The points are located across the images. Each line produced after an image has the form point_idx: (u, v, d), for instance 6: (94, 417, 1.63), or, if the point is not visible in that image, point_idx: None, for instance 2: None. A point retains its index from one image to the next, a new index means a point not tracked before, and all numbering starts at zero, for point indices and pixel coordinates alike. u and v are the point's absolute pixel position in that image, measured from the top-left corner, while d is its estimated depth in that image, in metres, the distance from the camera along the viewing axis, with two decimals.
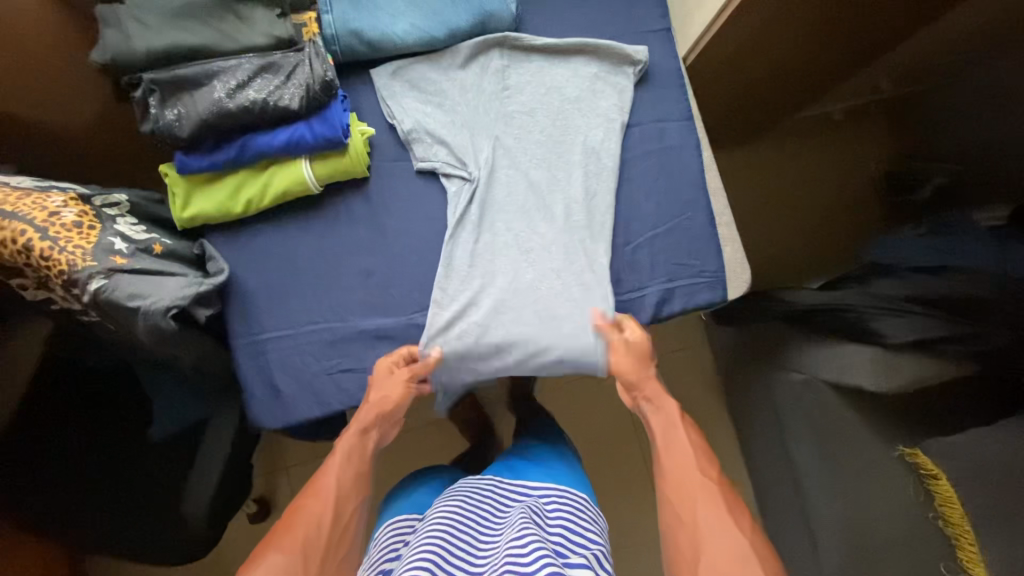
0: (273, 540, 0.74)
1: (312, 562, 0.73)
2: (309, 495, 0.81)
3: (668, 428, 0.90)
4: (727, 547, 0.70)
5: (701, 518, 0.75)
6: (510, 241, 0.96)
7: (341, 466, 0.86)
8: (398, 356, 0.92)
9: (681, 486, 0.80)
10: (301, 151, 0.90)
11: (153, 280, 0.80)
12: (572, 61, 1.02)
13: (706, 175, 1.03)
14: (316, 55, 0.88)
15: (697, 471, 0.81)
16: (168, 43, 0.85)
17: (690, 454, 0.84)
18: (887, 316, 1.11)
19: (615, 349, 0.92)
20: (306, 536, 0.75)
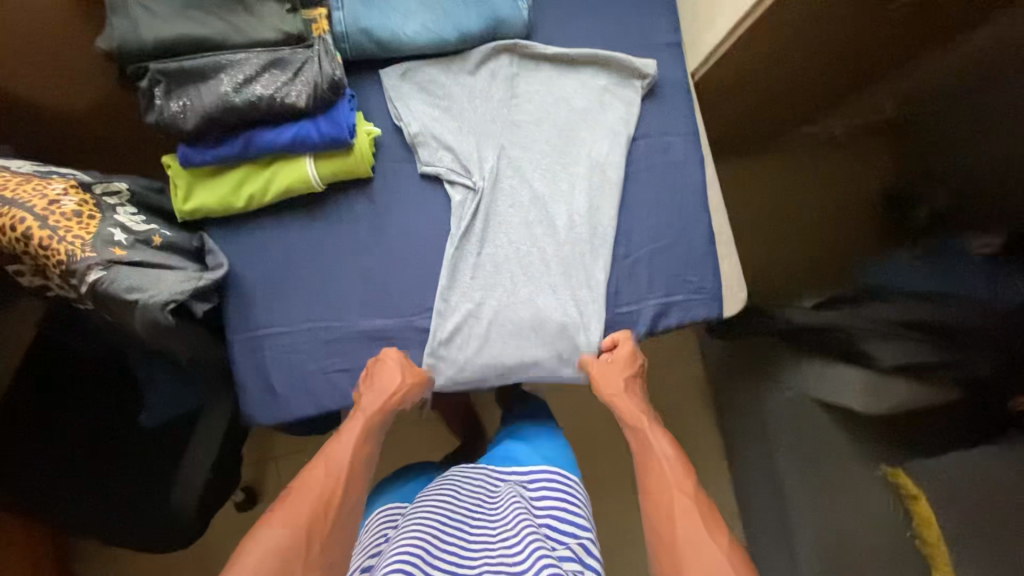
0: (276, 514, 0.75)
1: (313, 540, 0.73)
2: (318, 471, 0.82)
3: (646, 445, 0.91)
4: (705, 564, 0.70)
5: (682, 538, 0.74)
6: (511, 254, 0.98)
7: (354, 445, 0.87)
8: (393, 354, 0.93)
9: (661, 505, 0.80)
10: (305, 149, 0.90)
11: (152, 274, 0.80)
12: (581, 71, 1.02)
13: (708, 192, 1.04)
14: (326, 54, 0.88)
15: (673, 486, 0.82)
16: (175, 33, 0.83)
17: (669, 469, 0.85)
18: (877, 339, 1.11)
19: (604, 367, 0.96)
20: (309, 513, 0.76)
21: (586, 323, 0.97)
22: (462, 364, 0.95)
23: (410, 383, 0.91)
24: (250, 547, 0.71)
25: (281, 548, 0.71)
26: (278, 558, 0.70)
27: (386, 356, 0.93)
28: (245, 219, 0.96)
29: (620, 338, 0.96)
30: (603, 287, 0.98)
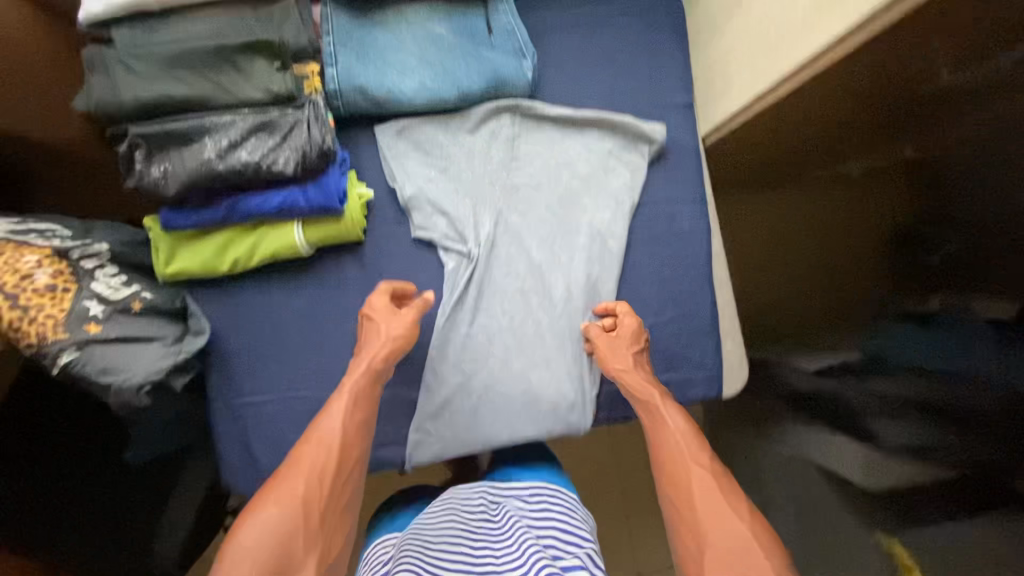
0: (269, 492, 0.69)
1: (312, 518, 0.67)
2: (310, 442, 0.74)
3: (653, 417, 0.83)
4: (732, 538, 0.65)
5: (702, 512, 0.69)
6: (505, 325, 0.95)
7: (347, 410, 0.78)
8: (381, 293, 0.88)
9: (675, 481, 0.73)
10: (294, 215, 0.86)
11: (128, 350, 0.77)
12: (586, 134, 0.97)
13: (713, 265, 1.00)
14: (316, 118, 0.83)
15: (687, 458, 0.75)
16: (157, 95, 0.79)
17: (680, 442, 0.77)
18: (886, 420, 1.00)
19: (601, 339, 0.91)
20: (305, 488, 0.69)
21: (579, 402, 0.94)
22: (448, 441, 0.92)
23: (400, 335, 0.86)
24: (244, 531, 0.64)
25: (278, 530, 0.65)
26: (277, 541, 0.64)
27: (376, 298, 0.88)
28: (231, 280, 0.92)
29: (621, 310, 0.93)
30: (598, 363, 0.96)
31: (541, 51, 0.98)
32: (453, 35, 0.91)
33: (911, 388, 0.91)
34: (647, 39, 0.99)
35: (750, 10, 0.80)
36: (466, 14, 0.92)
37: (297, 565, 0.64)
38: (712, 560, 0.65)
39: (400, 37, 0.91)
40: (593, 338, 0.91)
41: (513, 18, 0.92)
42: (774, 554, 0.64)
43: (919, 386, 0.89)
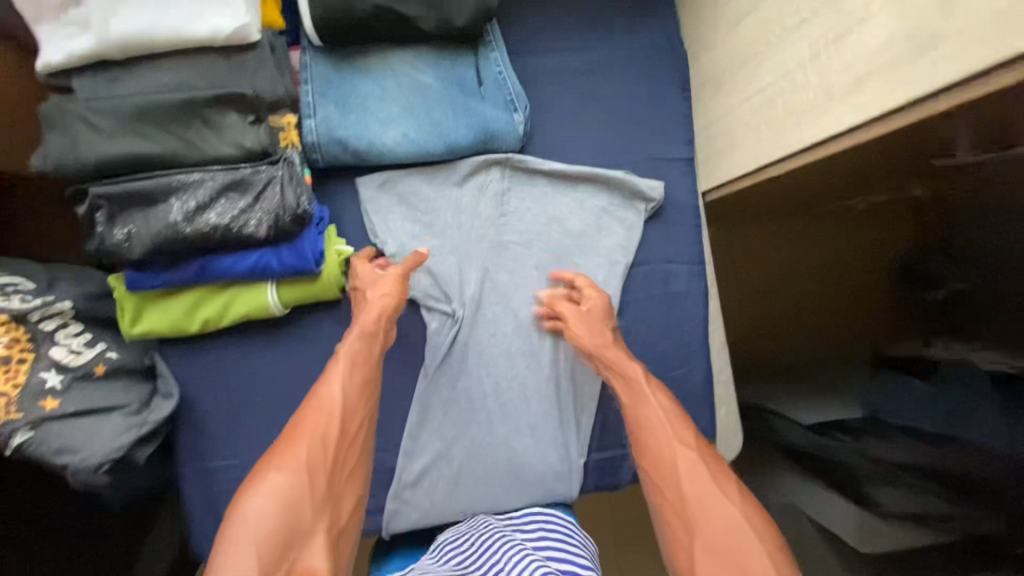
0: (268, 462, 0.67)
1: (319, 484, 0.66)
2: (311, 408, 0.73)
3: (635, 393, 0.78)
4: (723, 522, 0.63)
5: (691, 495, 0.66)
6: (489, 389, 0.91)
7: (345, 374, 0.76)
8: (363, 262, 0.85)
9: (661, 464, 0.70)
10: (267, 276, 0.81)
11: (84, 427, 0.75)
12: (579, 189, 0.92)
13: (710, 328, 0.95)
14: (291, 179, 0.78)
15: (675, 439, 0.72)
16: (120, 153, 0.74)
17: (664, 424, 0.74)
18: (882, 484, 0.94)
19: (574, 317, 0.84)
20: (310, 454, 0.68)
21: (566, 471, 0.91)
22: (428, 509, 0.89)
23: (389, 296, 0.82)
24: (245, 499, 0.62)
25: (287, 497, 0.63)
26: (286, 506, 0.62)
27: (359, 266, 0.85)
28: (202, 339, 0.87)
29: (581, 282, 0.88)
30: (588, 428, 0.93)
31: (534, 99, 0.93)
32: (439, 84, 0.86)
33: (913, 454, 0.93)
34: (645, 88, 0.94)
35: (753, 77, 0.74)
36: (455, 62, 0.87)
37: (308, 530, 0.62)
38: (701, 544, 0.63)
39: (383, 85, 0.85)
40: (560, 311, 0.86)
41: (503, 68, 0.88)
42: (766, 532, 0.62)
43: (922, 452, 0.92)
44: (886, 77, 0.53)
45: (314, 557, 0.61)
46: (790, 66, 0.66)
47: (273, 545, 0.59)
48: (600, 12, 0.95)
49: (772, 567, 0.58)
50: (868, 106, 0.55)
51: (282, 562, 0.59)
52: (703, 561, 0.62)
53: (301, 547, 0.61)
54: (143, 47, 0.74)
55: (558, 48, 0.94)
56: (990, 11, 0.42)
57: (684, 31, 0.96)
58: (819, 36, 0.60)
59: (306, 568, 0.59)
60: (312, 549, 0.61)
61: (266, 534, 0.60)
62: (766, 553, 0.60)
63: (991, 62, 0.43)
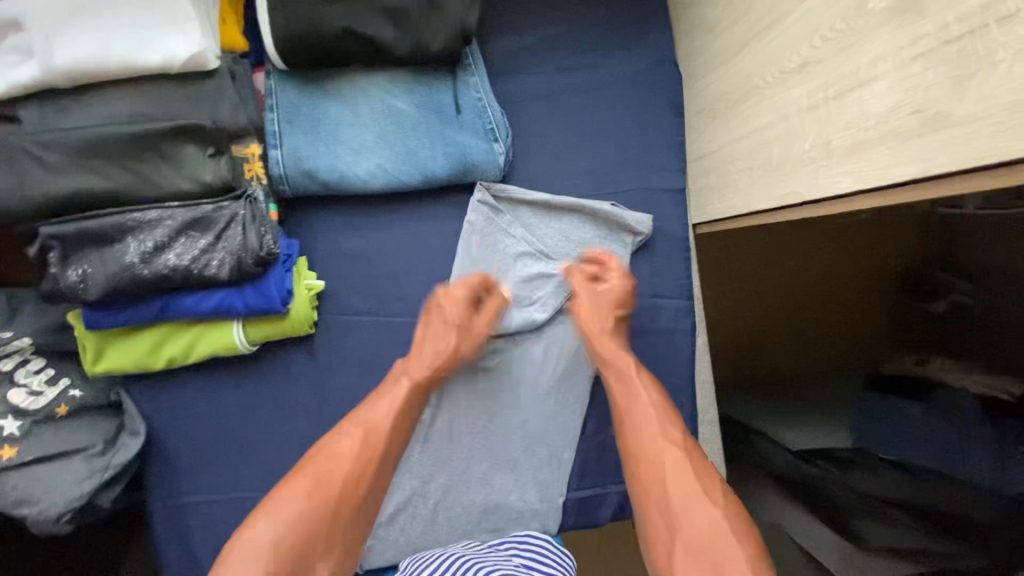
0: (279, 489, 0.65)
1: (341, 517, 0.65)
2: (354, 435, 0.69)
3: (627, 386, 0.75)
4: (703, 526, 0.62)
5: (676, 495, 0.65)
6: (469, 428, 0.89)
7: (396, 405, 0.73)
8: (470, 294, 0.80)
9: (647, 460, 0.69)
10: (232, 315, 0.78)
11: (45, 473, 0.74)
12: (564, 221, 0.88)
13: (697, 365, 0.92)
14: (254, 218, 0.74)
15: (666, 439, 0.70)
16: (70, 191, 0.69)
17: (653, 420, 0.72)
18: (872, 522, 0.82)
19: (590, 293, 0.81)
20: (342, 485, 0.66)
21: (545, 510, 0.89)
22: (402, 546, 0.87)
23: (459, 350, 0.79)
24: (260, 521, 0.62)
25: (305, 525, 0.62)
26: (303, 537, 0.62)
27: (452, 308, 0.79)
28: (170, 374, 0.85)
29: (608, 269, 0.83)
30: (569, 467, 0.90)
31: (517, 124, 0.88)
32: (415, 110, 0.80)
33: (903, 491, 0.81)
34: (636, 113, 0.88)
35: (749, 116, 0.69)
36: (432, 87, 0.81)
37: (315, 563, 0.63)
38: (681, 544, 0.62)
39: (355, 112, 0.80)
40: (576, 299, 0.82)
41: (484, 94, 0.82)
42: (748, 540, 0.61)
43: (910, 491, 0.81)
44: (889, 147, 0.47)
45: None
46: (786, 114, 0.61)
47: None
48: (589, 28, 0.89)
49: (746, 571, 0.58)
50: (865, 171, 0.51)
51: None
52: (681, 562, 0.61)
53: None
54: (91, 75, 0.69)
55: (543, 68, 0.88)
56: (1008, 101, 0.37)
57: (679, 51, 0.89)
58: (818, 88, 0.55)
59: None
60: None
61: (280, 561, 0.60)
62: (745, 560, 0.59)
63: (1013, 156, 0.38)
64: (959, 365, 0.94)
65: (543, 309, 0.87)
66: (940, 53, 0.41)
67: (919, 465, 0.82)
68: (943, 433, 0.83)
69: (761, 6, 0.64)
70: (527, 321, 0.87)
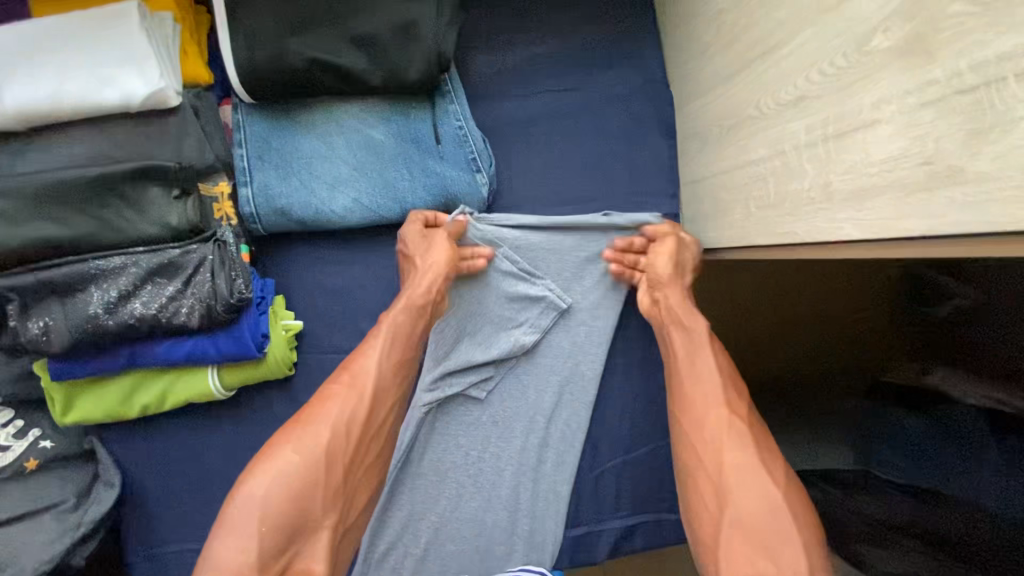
0: (279, 438, 0.59)
1: (335, 473, 0.58)
2: (340, 382, 0.64)
3: (691, 352, 0.70)
4: (758, 502, 0.56)
5: (731, 465, 0.59)
6: (458, 463, 0.85)
7: (385, 350, 0.67)
8: (416, 222, 0.76)
9: (705, 425, 0.63)
10: (206, 362, 0.74)
11: (15, 534, 0.71)
12: (554, 239, 0.82)
13: None
14: (225, 262, 0.70)
15: (730, 407, 0.64)
16: (27, 241, 0.65)
17: (716, 386, 0.66)
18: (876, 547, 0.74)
19: (664, 247, 0.77)
20: (331, 443, 0.59)
21: (539, 546, 0.86)
22: None
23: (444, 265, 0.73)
24: (259, 479, 0.55)
25: (300, 481, 0.56)
26: (296, 494, 0.55)
27: (411, 229, 0.76)
28: (145, 421, 0.81)
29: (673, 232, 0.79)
30: (565, 500, 0.86)
31: (501, 150, 0.84)
32: (392, 141, 0.76)
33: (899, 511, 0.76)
34: (625, 135, 0.84)
35: (744, 145, 0.65)
36: (409, 115, 0.77)
37: (314, 526, 0.56)
38: (729, 519, 0.56)
39: (329, 144, 0.76)
40: (663, 240, 0.78)
41: (464, 121, 0.78)
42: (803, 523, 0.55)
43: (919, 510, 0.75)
44: (895, 198, 0.44)
45: (313, 562, 0.55)
46: (782, 148, 0.57)
47: (278, 536, 0.53)
48: (574, 46, 0.84)
49: (799, 552, 0.52)
50: (869, 220, 0.47)
51: (282, 554, 0.53)
52: (727, 532, 0.56)
53: (302, 544, 0.55)
54: (45, 116, 0.65)
55: (527, 90, 0.84)
56: None
57: (670, 68, 0.85)
58: (817, 126, 0.51)
59: (305, 569, 0.54)
60: (312, 547, 0.55)
61: (272, 520, 0.53)
62: (799, 541, 0.53)
63: None
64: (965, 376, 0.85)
65: (531, 330, 0.84)
66: (953, 103, 0.38)
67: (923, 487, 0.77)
68: (950, 457, 0.77)
69: (754, 31, 0.60)
70: (515, 346, 0.83)
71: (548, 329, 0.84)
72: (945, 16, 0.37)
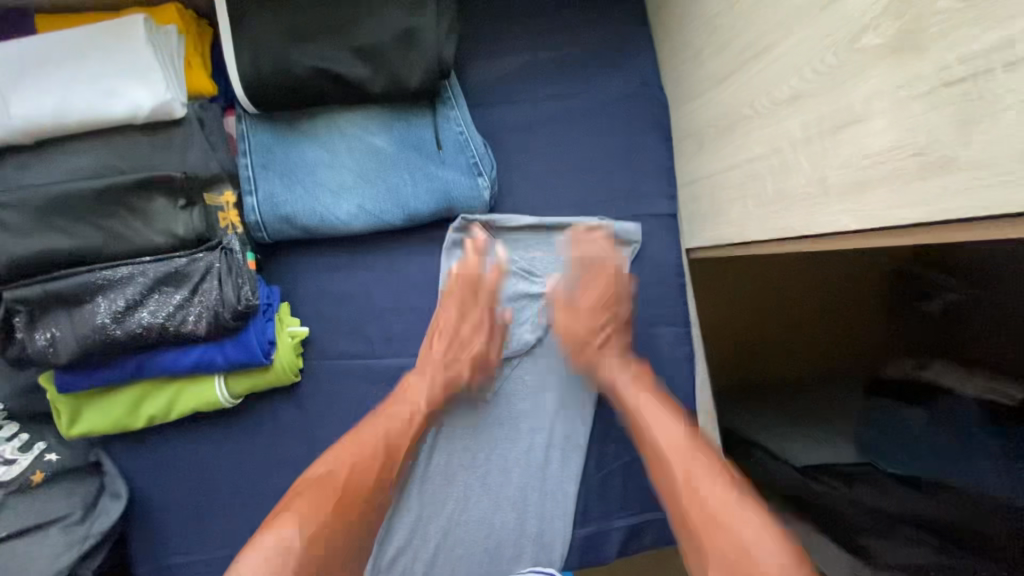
0: (298, 499, 0.63)
1: (348, 535, 0.64)
2: (359, 446, 0.68)
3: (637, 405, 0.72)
4: (732, 545, 0.57)
5: (699, 513, 0.61)
6: (466, 463, 0.86)
7: (403, 422, 0.72)
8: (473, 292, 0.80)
9: (668, 478, 0.65)
10: (213, 370, 0.75)
11: (21, 547, 0.71)
12: (552, 241, 0.85)
13: (698, 394, 0.88)
14: (232, 270, 0.71)
15: (687, 448, 0.66)
16: (36, 252, 0.66)
17: (669, 429, 0.68)
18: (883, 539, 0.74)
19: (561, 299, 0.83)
20: (347, 508, 0.64)
21: (548, 545, 0.86)
22: None
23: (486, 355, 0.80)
24: (281, 535, 0.59)
25: (318, 543, 0.61)
26: (314, 556, 0.60)
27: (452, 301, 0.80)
28: (152, 431, 0.81)
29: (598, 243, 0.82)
30: (573, 499, 0.86)
31: (501, 155, 0.85)
32: (394, 146, 0.78)
33: (905, 503, 0.75)
34: (622, 137, 0.86)
35: (739, 145, 0.67)
36: (411, 122, 0.78)
37: None
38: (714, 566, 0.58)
39: (332, 151, 0.77)
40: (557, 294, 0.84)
41: (465, 126, 0.79)
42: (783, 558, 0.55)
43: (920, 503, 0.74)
44: (892, 188, 0.45)
45: None
46: (779, 145, 0.58)
47: None
48: (570, 53, 0.86)
49: None
50: (866, 211, 0.48)
51: None
52: None
53: None
54: (52, 128, 0.66)
55: (525, 96, 0.86)
56: (1017, 150, 0.35)
57: (665, 72, 0.87)
58: (812, 122, 0.53)
59: None
60: None
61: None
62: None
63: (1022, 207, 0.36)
64: (963, 368, 0.87)
65: (533, 328, 0.85)
66: (944, 95, 0.39)
67: (924, 479, 0.76)
68: (946, 446, 0.78)
69: (747, 32, 0.62)
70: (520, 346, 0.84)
71: (549, 326, 0.85)
72: (932, 12, 0.39)
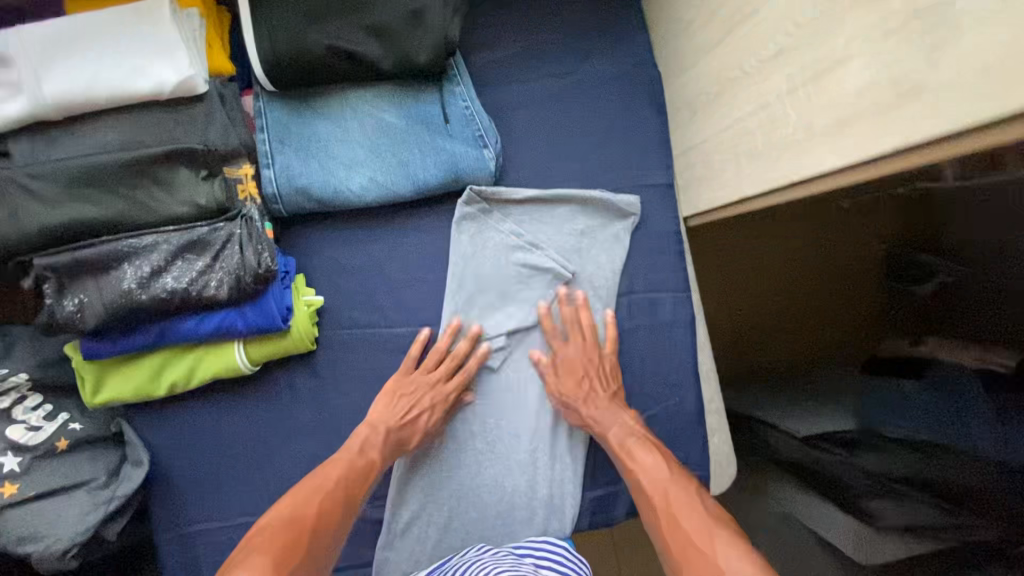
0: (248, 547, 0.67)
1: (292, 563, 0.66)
2: (302, 491, 0.74)
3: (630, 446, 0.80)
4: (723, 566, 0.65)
5: (698, 543, 0.68)
6: (476, 429, 0.88)
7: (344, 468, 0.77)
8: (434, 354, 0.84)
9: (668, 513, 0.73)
10: (232, 337, 0.78)
11: (48, 509, 0.73)
12: (555, 212, 0.88)
13: (700, 358, 0.90)
14: (251, 237, 0.74)
15: (678, 486, 0.75)
16: (65, 221, 0.69)
17: (663, 469, 0.77)
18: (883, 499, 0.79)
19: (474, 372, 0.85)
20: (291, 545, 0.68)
21: (557, 507, 0.88)
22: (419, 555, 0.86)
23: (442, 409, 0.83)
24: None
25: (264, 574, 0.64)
26: None
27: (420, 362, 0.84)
28: (172, 401, 0.84)
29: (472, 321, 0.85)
30: (581, 461, 0.89)
31: (504, 131, 0.89)
32: (402, 122, 0.82)
33: (897, 466, 0.79)
34: (619, 112, 0.90)
35: (729, 108, 0.71)
36: (418, 99, 0.83)
37: None
38: None
39: (343, 126, 0.81)
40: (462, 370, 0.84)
41: (470, 102, 0.83)
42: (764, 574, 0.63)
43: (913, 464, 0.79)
44: (871, 121, 0.49)
45: None
46: (767, 101, 0.63)
47: None
48: (568, 35, 0.91)
49: None
50: (849, 148, 0.52)
51: None
52: None
53: None
54: (81, 105, 0.70)
55: (527, 76, 0.90)
56: (977, 67, 0.39)
57: (658, 51, 0.92)
58: (796, 73, 0.57)
59: None
60: None
61: None
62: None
63: (983, 119, 0.40)
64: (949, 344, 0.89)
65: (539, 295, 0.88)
66: (913, 27, 0.43)
67: (922, 439, 0.79)
68: (940, 411, 0.80)
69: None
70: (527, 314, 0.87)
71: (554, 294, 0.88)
72: None
